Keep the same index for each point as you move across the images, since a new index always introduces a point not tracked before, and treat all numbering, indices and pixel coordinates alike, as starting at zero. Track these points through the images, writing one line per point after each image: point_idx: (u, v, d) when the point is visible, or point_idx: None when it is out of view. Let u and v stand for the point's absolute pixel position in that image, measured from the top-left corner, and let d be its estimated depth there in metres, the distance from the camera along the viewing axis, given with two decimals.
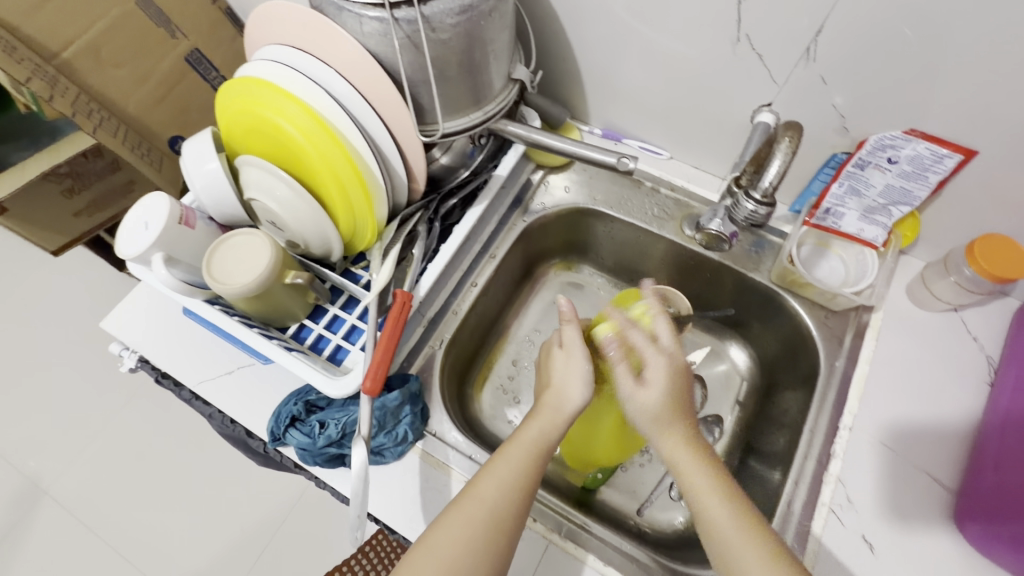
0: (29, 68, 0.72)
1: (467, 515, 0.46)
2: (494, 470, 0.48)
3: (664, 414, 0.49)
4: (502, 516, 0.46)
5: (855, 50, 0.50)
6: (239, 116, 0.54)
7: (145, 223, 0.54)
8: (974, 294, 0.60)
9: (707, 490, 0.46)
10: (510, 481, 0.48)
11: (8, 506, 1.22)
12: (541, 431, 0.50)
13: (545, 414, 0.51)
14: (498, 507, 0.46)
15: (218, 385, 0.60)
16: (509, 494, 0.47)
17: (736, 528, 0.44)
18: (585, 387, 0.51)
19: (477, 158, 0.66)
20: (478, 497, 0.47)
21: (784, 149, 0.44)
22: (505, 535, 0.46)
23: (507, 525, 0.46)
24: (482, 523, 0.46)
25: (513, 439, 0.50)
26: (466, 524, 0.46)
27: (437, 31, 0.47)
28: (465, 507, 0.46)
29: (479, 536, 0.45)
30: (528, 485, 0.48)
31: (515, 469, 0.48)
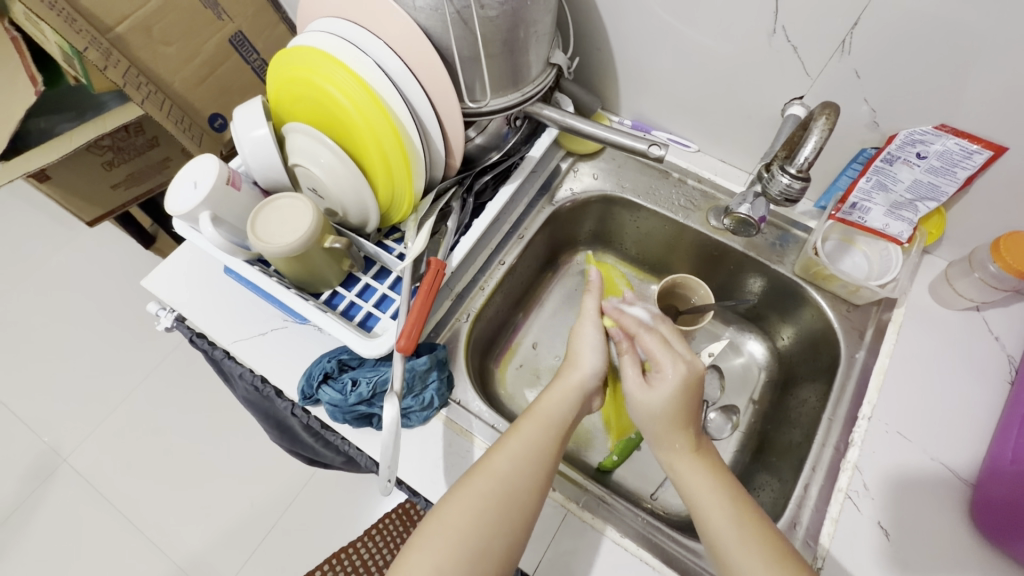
0: (87, 39, 0.75)
1: (479, 489, 0.46)
2: (507, 445, 0.49)
3: (669, 417, 0.51)
4: (514, 492, 0.46)
5: (890, 45, 0.52)
6: (292, 85, 0.56)
7: (194, 182, 0.56)
8: (998, 291, 0.60)
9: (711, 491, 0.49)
10: (521, 453, 0.49)
11: (28, 471, 1.25)
12: (557, 404, 0.53)
13: (563, 384, 0.54)
14: (510, 479, 0.47)
15: (253, 345, 0.63)
16: (521, 468, 0.48)
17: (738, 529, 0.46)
18: (597, 353, 0.56)
19: (511, 140, 0.67)
20: (489, 469, 0.47)
21: (820, 127, 0.46)
22: (519, 511, 0.46)
23: (520, 501, 0.46)
24: (492, 496, 0.46)
25: (528, 414, 0.52)
26: (478, 497, 0.46)
27: (485, 8, 0.49)
28: (477, 480, 0.47)
29: (488, 510, 0.45)
30: (543, 459, 0.49)
31: (528, 440, 0.49)
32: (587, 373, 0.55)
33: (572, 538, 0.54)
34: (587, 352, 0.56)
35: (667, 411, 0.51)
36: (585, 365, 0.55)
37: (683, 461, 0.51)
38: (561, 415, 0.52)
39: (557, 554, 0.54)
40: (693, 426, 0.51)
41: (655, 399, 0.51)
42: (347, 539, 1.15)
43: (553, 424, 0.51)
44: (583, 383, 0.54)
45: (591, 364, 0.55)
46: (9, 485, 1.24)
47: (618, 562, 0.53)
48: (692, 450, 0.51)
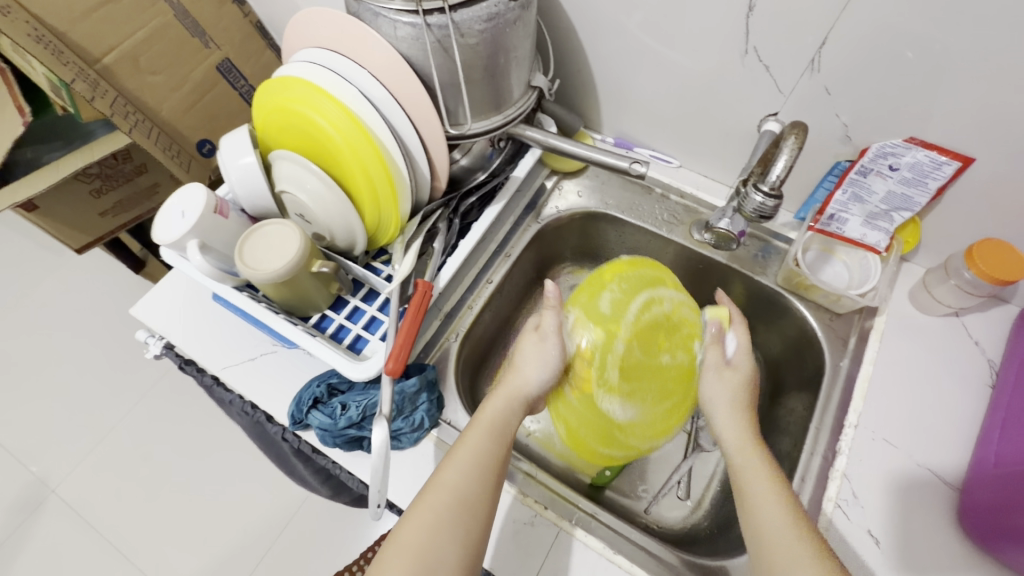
0: (74, 71, 0.76)
1: (434, 503, 0.46)
2: (456, 456, 0.49)
3: (746, 443, 0.52)
4: (469, 500, 0.47)
5: (856, 62, 0.53)
6: (277, 114, 0.57)
7: (181, 211, 0.57)
8: (973, 297, 0.61)
9: (764, 494, 0.46)
10: (468, 460, 0.49)
11: (16, 505, 1.23)
12: (504, 410, 0.53)
13: (503, 393, 0.54)
14: (463, 489, 0.47)
15: (242, 371, 0.63)
16: (469, 475, 0.48)
17: (785, 526, 0.44)
18: (545, 373, 0.54)
19: (496, 161, 0.69)
20: (442, 483, 0.47)
21: (790, 145, 0.47)
22: (473, 517, 0.46)
23: (475, 507, 0.47)
24: (448, 507, 0.46)
25: (473, 420, 0.52)
26: (432, 512, 0.45)
27: (465, 36, 0.51)
28: (428, 495, 0.47)
29: (446, 521, 0.45)
30: (491, 465, 0.49)
31: (476, 450, 0.49)
32: (531, 385, 0.54)
33: (565, 557, 0.54)
34: (534, 364, 0.54)
35: (725, 405, 0.54)
36: (531, 379, 0.54)
37: (753, 471, 0.49)
38: (502, 418, 0.52)
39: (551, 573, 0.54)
40: (748, 420, 0.54)
41: (738, 371, 0.56)
42: (343, 563, 1.13)
43: (498, 430, 0.51)
44: (526, 392, 0.54)
45: (533, 379, 0.54)
46: None
47: None
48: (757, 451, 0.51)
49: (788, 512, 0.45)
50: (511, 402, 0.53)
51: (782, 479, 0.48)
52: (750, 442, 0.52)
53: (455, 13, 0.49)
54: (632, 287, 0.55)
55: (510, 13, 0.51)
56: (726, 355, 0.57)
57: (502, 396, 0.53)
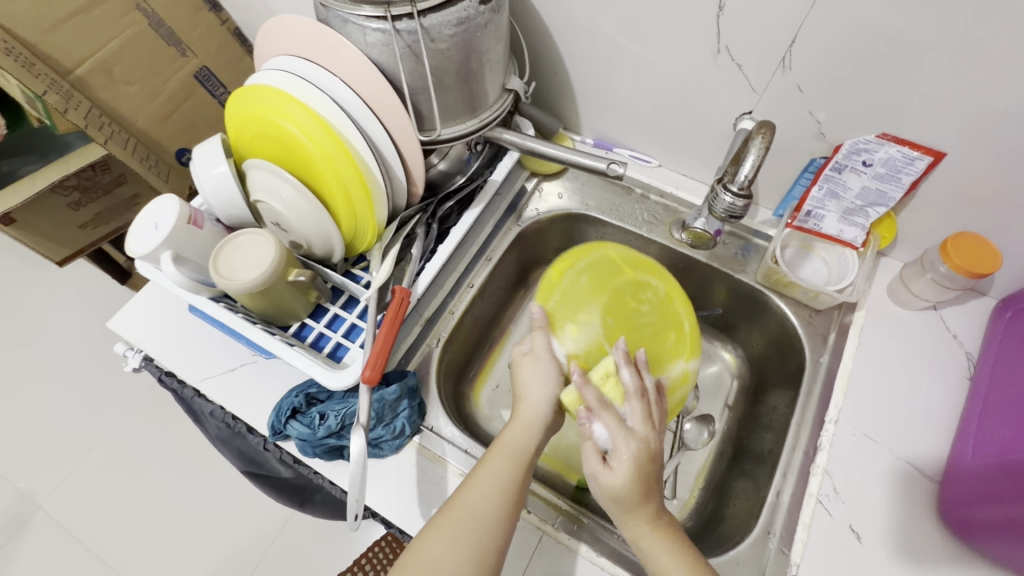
0: (46, 83, 0.75)
1: (457, 522, 0.47)
2: (479, 478, 0.49)
3: (629, 499, 0.47)
4: (490, 524, 0.47)
5: (827, 60, 0.54)
6: (250, 123, 0.57)
7: (155, 223, 0.56)
8: (951, 291, 0.62)
9: None
10: (494, 486, 0.49)
11: (2, 522, 1.21)
12: (517, 437, 0.52)
13: (522, 419, 0.53)
14: (486, 511, 0.47)
15: (221, 382, 0.62)
16: (496, 499, 0.48)
17: None
18: (548, 391, 0.54)
19: (474, 164, 0.68)
20: (465, 504, 0.48)
21: (757, 144, 0.47)
22: (494, 540, 0.47)
23: (496, 530, 0.47)
24: (470, 529, 0.46)
25: (495, 444, 0.52)
26: (454, 531, 0.46)
27: (435, 41, 0.51)
28: (452, 515, 0.47)
29: (466, 542, 0.46)
30: (514, 491, 0.49)
31: (501, 475, 0.50)
32: (537, 408, 0.53)
33: (549, 562, 0.54)
34: (534, 383, 0.54)
35: (613, 501, 0.48)
36: (537, 402, 0.53)
37: (654, 549, 0.47)
38: (528, 445, 0.52)
39: None
40: (650, 508, 0.48)
41: (614, 480, 0.47)
42: (336, 569, 1.13)
43: (518, 455, 0.51)
44: (536, 417, 0.53)
45: (540, 397, 0.54)
46: None
47: None
48: (654, 523, 0.48)
49: None
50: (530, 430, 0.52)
51: (691, 552, 0.47)
52: (648, 522, 0.48)
53: (423, 18, 0.49)
54: (590, 271, 0.63)
55: (480, 17, 0.51)
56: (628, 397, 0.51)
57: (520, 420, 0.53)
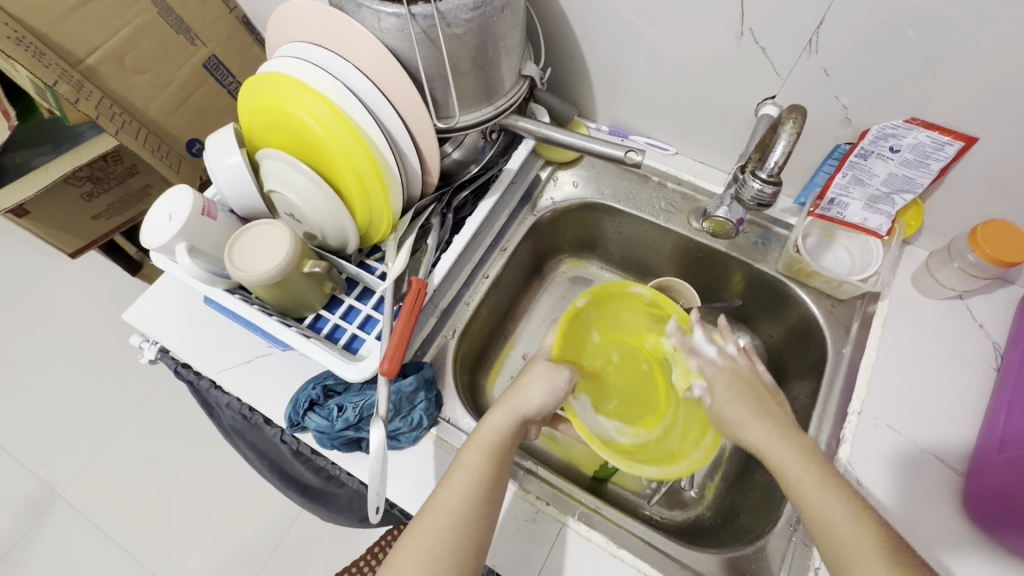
0: (57, 72, 0.74)
1: (432, 526, 0.46)
2: (453, 478, 0.48)
3: (750, 401, 0.51)
4: (463, 522, 0.46)
5: (855, 43, 0.52)
6: (263, 111, 0.56)
7: (169, 213, 0.56)
8: (978, 279, 0.60)
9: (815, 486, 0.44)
10: (470, 481, 0.48)
11: (24, 510, 1.23)
12: (495, 429, 0.51)
13: (504, 408, 0.53)
14: (460, 512, 0.47)
15: (236, 374, 0.62)
16: (470, 497, 0.47)
17: (848, 515, 0.42)
18: (545, 396, 0.54)
19: (489, 153, 0.67)
20: (439, 507, 0.47)
21: (789, 129, 0.46)
22: (469, 539, 0.46)
23: (471, 520, 0.47)
24: (445, 530, 0.46)
25: (469, 441, 0.51)
26: (428, 534, 0.45)
27: (451, 26, 0.49)
28: (428, 519, 0.46)
29: (441, 541, 0.45)
30: (487, 487, 0.48)
31: (476, 471, 0.49)
32: (533, 405, 0.53)
33: (569, 553, 0.54)
34: (537, 385, 0.54)
35: (744, 407, 0.51)
36: (535, 398, 0.54)
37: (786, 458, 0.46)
38: (502, 436, 0.51)
39: (556, 568, 0.53)
40: (762, 404, 0.51)
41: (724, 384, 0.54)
42: (350, 558, 1.14)
43: (496, 450, 0.50)
44: (525, 411, 0.53)
45: (536, 396, 0.54)
46: (5, 523, 1.22)
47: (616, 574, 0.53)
48: (786, 437, 0.48)
49: (846, 505, 0.43)
50: (511, 416, 0.52)
51: (833, 471, 0.46)
52: (783, 437, 0.48)
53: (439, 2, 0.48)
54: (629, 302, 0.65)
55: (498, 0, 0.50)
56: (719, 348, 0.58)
57: (503, 406, 0.53)
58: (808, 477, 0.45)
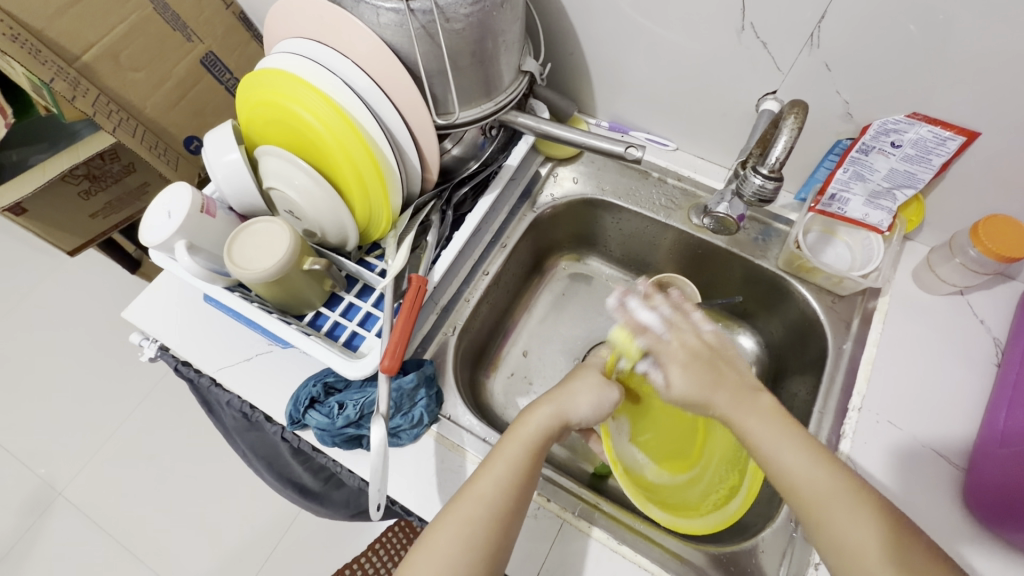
0: (53, 70, 0.74)
1: (466, 515, 0.45)
2: (491, 469, 0.48)
3: (705, 382, 0.49)
4: (500, 513, 0.46)
5: (856, 36, 0.52)
6: (262, 108, 0.56)
7: (168, 211, 0.55)
8: (979, 275, 0.60)
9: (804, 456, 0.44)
10: (504, 475, 0.48)
11: (25, 508, 1.23)
12: (538, 427, 0.50)
13: (549, 406, 0.51)
14: (497, 503, 0.46)
15: (237, 371, 0.62)
16: (503, 490, 0.47)
17: (826, 479, 0.43)
18: (591, 407, 0.52)
19: (488, 149, 0.67)
20: (475, 495, 0.46)
21: (790, 125, 0.46)
22: (503, 531, 0.46)
23: (506, 512, 0.46)
24: (480, 522, 0.45)
25: (509, 434, 0.51)
26: (464, 523, 0.45)
27: (450, 21, 0.49)
28: (460, 508, 0.46)
29: (476, 531, 0.45)
30: (523, 481, 0.48)
31: (512, 464, 0.48)
32: (580, 411, 0.52)
33: (569, 549, 0.54)
34: (583, 397, 0.52)
35: (697, 388, 0.49)
36: (583, 405, 0.52)
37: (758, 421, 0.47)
38: (542, 434, 0.50)
39: (557, 564, 0.53)
40: (722, 373, 0.50)
41: (676, 375, 0.50)
42: (351, 555, 1.14)
43: (533, 446, 0.49)
44: (570, 413, 0.52)
45: (583, 406, 0.52)
46: (6, 521, 1.22)
47: (617, 570, 0.53)
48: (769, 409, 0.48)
49: (824, 469, 0.44)
50: (556, 417, 0.51)
51: (819, 443, 0.46)
52: (767, 410, 0.48)
53: None
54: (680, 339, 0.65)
55: None
56: (662, 316, 0.54)
57: (551, 405, 0.51)
58: (776, 432, 0.46)
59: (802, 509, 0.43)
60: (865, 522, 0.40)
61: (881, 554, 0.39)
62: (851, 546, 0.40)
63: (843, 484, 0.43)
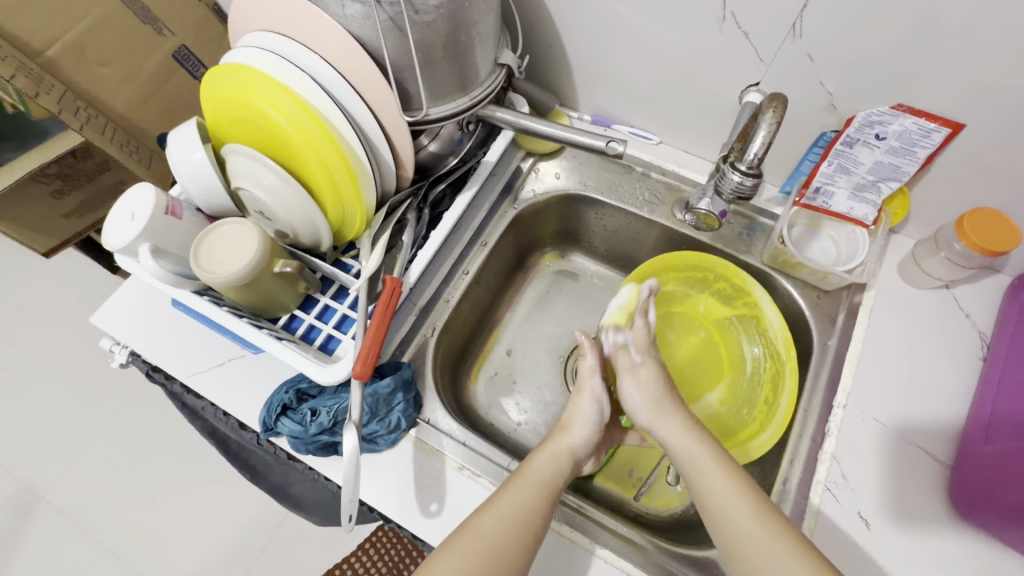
0: (14, 66, 0.70)
1: (469, 548, 0.45)
2: (498, 504, 0.48)
3: (659, 399, 0.58)
4: (505, 551, 0.46)
5: (839, 26, 0.50)
6: (227, 104, 0.53)
7: (130, 214, 0.53)
8: (965, 269, 0.59)
9: (735, 494, 0.49)
10: (510, 510, 0.48)
11: (6, 514, 1.21)
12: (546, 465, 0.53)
13: (553, 448, 0.55)
14: (501, 540, 0.46)
15: (210, 377, 0.60)
16: (513, 526, 0.47)
17: (757, 524, 0.47)
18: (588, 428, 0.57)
19: (466, 145, 0.65)
20: (479, 529, 0.47)
21: (768, 120, 0.44)
22: (507, 570, 0.45)
23: (513, 552, 0.46)
24: (483, 556, 0.45)
25: (520, 472, 0.52)
26: (466, 556, 0.45)
27: (419, 12, 0.47)
28: (466, 537, 0.46)
29: (478, 566, 0.44)
30: (534, 520, 0.48)
31: (521, 500, 0.49)
32: (576, 440, 0.56)
33: (551, 554, 0.53)
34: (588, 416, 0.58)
35: (650, 405, 0.58)
36: (578, 432, 0.57)
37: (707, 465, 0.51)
38: (552, 473, 0.53)
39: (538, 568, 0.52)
40: (686, 415, 0.57)
41: (638, 387, 0.59)
42: (340, 555, 1.13)
43: (544, 486, 0.51)
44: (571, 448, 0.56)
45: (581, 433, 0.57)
46: None
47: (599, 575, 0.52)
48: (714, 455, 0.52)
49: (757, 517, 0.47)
50: (561, 455, 0.55)
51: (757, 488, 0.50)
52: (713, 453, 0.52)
53: None
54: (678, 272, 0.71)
55: None
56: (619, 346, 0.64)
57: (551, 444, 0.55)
58: (720, 475, 0.50)
59: (703, 510, 0.50)
60: (772, 538, 0.46)
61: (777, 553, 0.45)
62: (760, 555, 0.45)
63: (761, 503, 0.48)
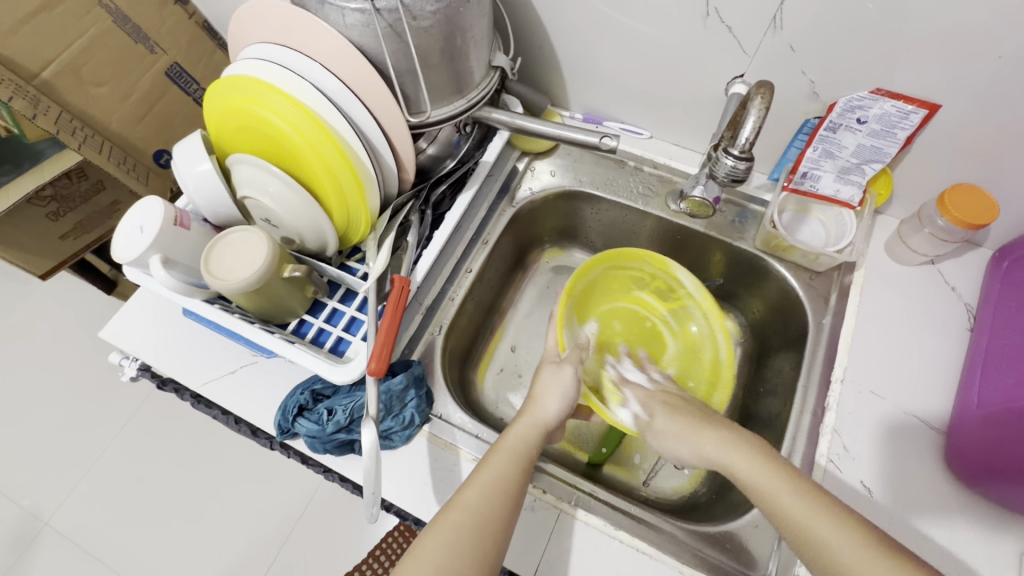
0: (11, 88, 0.71)
1: (454, 522, 0.46)
2: (479, 478, 0.49)
3: (685, 425, 0.54)
4: (489, 522, 0.46)
5: (818, 18, 0.53)
6: (231, 115, 0.55)
7: (140, 226, 0.54)
8: (948, 243, 0.62)
9: (795, 501, 0.44)
10: (490, 481, 0.49)
11: (11, 540, 1.20)
12: (520, 437, 0.53)
13: (527, 419, 0.55)
14: (482, 510, 0.47)
15: (222, 385, 0.61)
16: (495, 496, 0.48)
17: (847, 538, 0.40)
18: (563, 402, 0.57)
19: (464, 147, 0.67)
20: (463, 504, 0.47)
21: (757, 106, 0.46)
22: (492, 541, 0.46)
23: (496, 520, 0.47)
24: (468, 528, 0.46)
25: (495, 446, 0.52)
26: (451, 530, 0.45)
27: (417, 19, 0.49)
28: (449, 516, 0.46)
29: (465, 539, 0.45)
30: (512, 488, 0.49)
31: (501, 472, 0.49)
32: (551, 415, 0.56)
33: (567, 538, 0.54)
34: (557, 388, 0.58)
35: (686, 430, 0.53)
36: (552, 403, 0.57)
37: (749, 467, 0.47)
38: (525, 444, 0.53)
39: (556, 553, 0.54)
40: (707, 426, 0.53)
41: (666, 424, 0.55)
42: (350, 564, 1.13)
43: (519, 454, 0.51)
44: (546, 422, 0.55)
45: (554, 407, 0.57)
46: None
47: (616, 555, 0.53)
48: (752, 453, 0.48)
49: (834, 523, 0.41)
50: (534, 426, 0.55)
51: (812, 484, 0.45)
52: (752, 458, 0.48)
53: None
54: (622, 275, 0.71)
55: None
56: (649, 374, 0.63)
57: (526, 417, 0.55)
58: (768, 477, 0.46)
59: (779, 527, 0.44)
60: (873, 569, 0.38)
61: (849, 560, 0.39)
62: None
63: (816, 502, 0.43)
